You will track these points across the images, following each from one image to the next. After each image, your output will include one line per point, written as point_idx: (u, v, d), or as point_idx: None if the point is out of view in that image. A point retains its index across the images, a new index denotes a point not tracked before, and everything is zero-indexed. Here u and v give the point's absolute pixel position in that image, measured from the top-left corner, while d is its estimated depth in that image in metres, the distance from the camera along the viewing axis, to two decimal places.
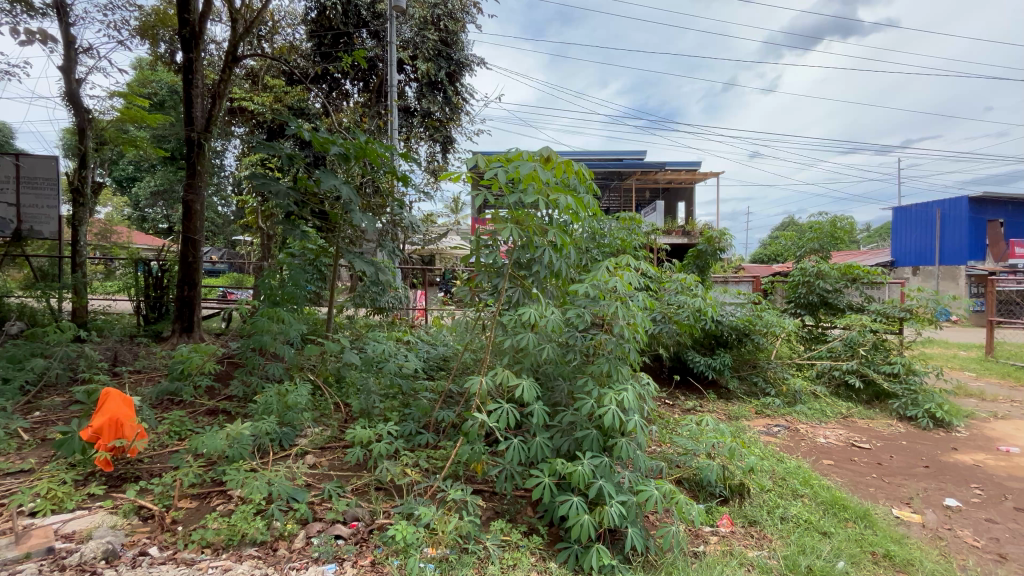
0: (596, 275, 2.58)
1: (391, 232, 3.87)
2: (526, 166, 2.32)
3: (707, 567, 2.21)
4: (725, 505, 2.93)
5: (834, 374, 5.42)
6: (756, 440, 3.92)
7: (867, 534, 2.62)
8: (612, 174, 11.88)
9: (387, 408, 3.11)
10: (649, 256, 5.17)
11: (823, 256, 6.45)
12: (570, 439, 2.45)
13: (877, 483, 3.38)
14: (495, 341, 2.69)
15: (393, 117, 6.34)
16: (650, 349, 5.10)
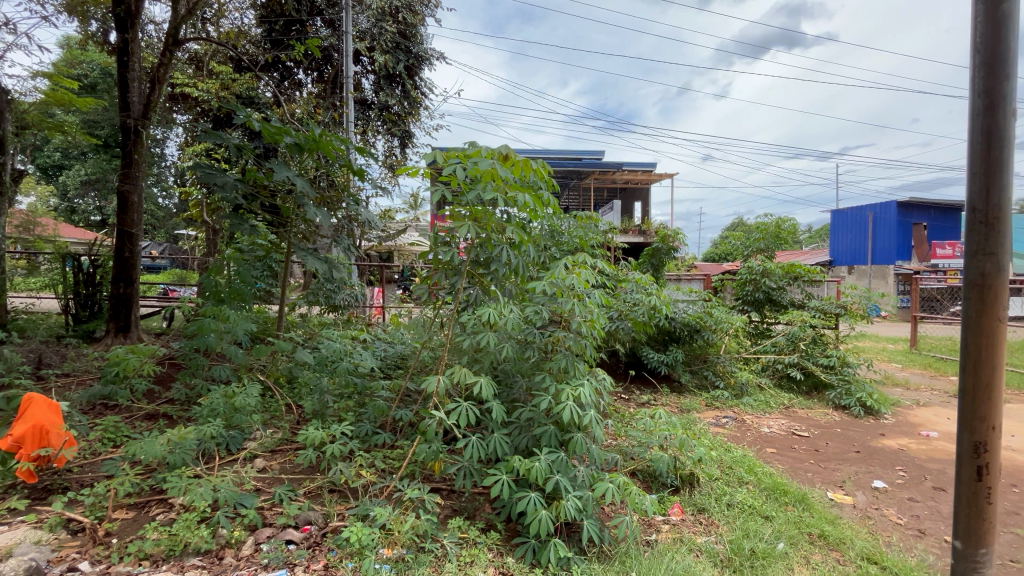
0: (555, 273, 2.61)
1: (347, 227, 3.76)
2: (484, 164, 2.31)
3: (659, 555, 2.29)
4: (676, 495, 3.04)
5: (777, 367, 5.73)
6: (706, 431, 4.09)
7: (805, 517, 2.79)
8: (571, 173, 12.03)
9: (342, 408, 3.04)
10: (606, 255, 5.29)
11: (768, 255, 6.80)
12: (528, 435, 2.48)
13: (814, 469, 3.60)
14: (453, 339, 2.68)
15: (349, 110, 6.17)
16: (607, 345, 5.22)
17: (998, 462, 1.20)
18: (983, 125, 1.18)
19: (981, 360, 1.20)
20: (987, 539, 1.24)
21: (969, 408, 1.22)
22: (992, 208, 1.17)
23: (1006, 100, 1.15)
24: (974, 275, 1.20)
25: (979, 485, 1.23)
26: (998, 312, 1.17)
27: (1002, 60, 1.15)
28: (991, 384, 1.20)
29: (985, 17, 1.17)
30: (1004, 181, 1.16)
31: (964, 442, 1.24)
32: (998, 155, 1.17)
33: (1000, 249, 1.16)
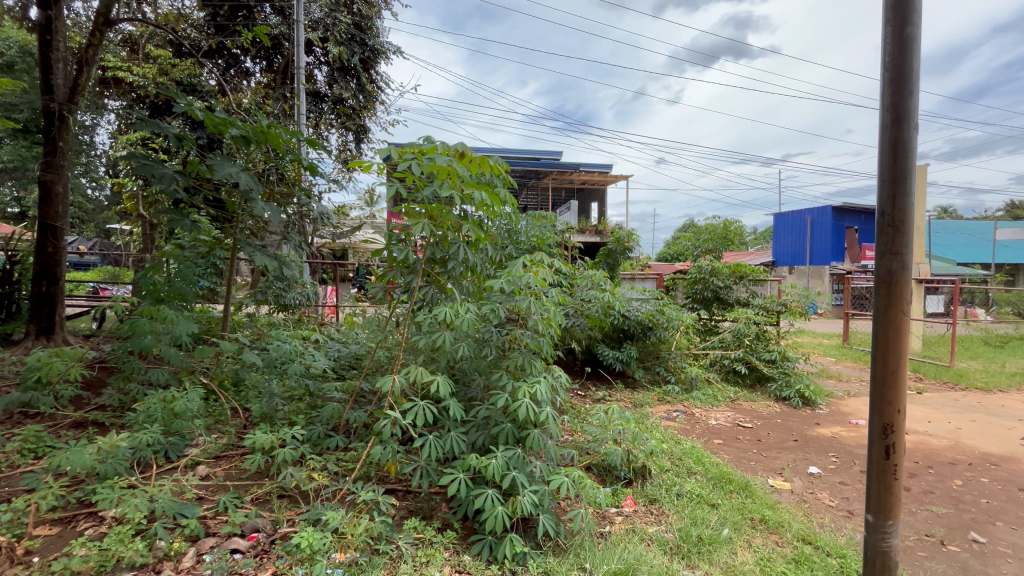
0: (512, 271, 2.63)
1: (297, 224, 3.62)
2: (440, 160, 2.28)
3: (612, 546, 2.36)
4: (628, 487, 3.14)
5: (724, 362, 6.01)
6: (658, 425, 4.23)
7: (748, 503, 2.95)
8: (529, 173, 12.12)
9: (292, 411, 2.93)
10: (563, 254, 5.37)
11: (716, 256, 7.12)
12: (485, 433, 2.48)
13: (757, 458, 3.81)
14: (409, 338, 2.65)
15: (300, 101, 5.95)
16: (564, 342, 5.31)
17: (902, 441, 1.32)
18: (891, 137, 1.29)
19: (889, 349, 1.31)
20: (895, 510, 1.36)
21: (878, 393, 1.34)
22: (899, 212, 1.28)
23: (910, 115, 1.27)
24: (883, 272, 1.32)
25: (887, 463, 1.35)
26: (902, 306, 1.28)
27: (906, 78, 1.26)
28: (896, 371, 1.32)
29: (892, 38, 1.28)
30: (907, 188, 1.27)
31: (875, 423, 1.36)
32: (904, 164, 1.28)
33: (904, 249, 1.28)
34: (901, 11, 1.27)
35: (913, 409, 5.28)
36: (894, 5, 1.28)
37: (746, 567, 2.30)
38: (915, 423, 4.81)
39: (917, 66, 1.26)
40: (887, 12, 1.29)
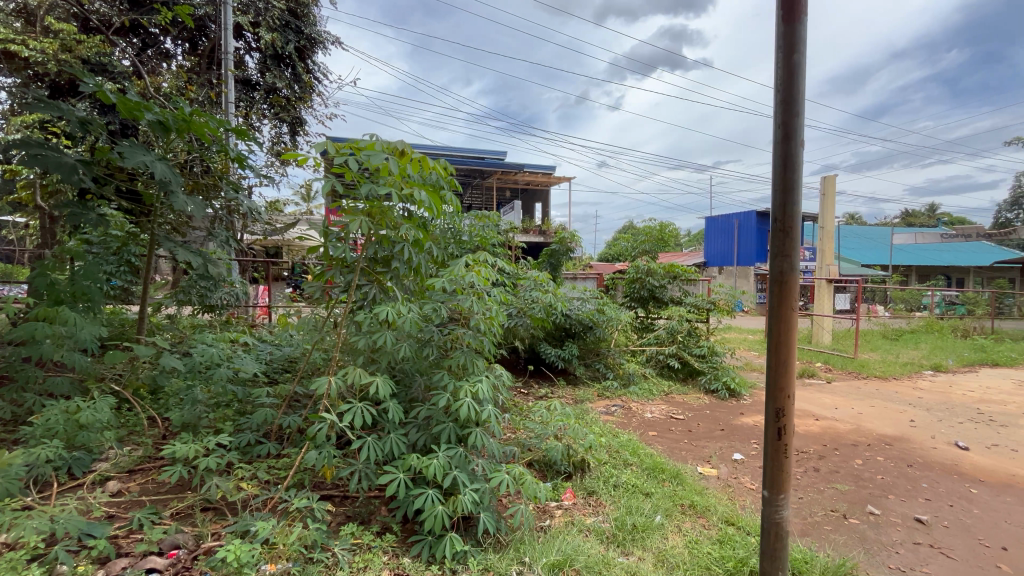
0: (454, 270, 2.62)
1: (224, 219, 3.40)
2: (378, 157, 2.22)
3: (552, 538, 2.42)
4: (568, 480, 3.24)
5: (659, 357, 6.32)
6: (597, 420, 4.38)
7: (679, 490, 3.13)
8: (473, 172, 12.09)
9: (218, 419, 2.75)
10: (506, 253, 5.41)
11: (652, 256, 7.45)
12: (426, 433, 2.47)
13: (688, 447, 4.04)
14: (347, 339, 2.57)
15: (229, 89, 5.59)
16: (507, 341, 5.36)
17: (792, 424, 1.47)
18: (782, 151, 1.42)
19: (780, 341, 1.45)
20: (786, 485, 1.52)
21: (772, 380, 1.48)
22: (788, 218, 1.42)
23: (797, 132, 1.40)
24: (775, 272, 1.45)
25: (779, 443, 1.50)
26: (790, 302, 1.42)
27: (793, 100, 1.39)
28: (786, 360, 1.46)
29: (782, 62, 1.40)
30: (795, 197, 1.41)
31: (770, 408, 1.50)
32: (792, 176, 1.41)
33: (792, 252, 1.42)
34: (790, 38, 1.39)
35: (823, 397, 5.81)
36: (784, 32, 1.39)
37: (676, 551, 2.43)
38: (824, 410, 5.29)
39: (802, 89, 1.39)
40: (778, 37, 1.41)
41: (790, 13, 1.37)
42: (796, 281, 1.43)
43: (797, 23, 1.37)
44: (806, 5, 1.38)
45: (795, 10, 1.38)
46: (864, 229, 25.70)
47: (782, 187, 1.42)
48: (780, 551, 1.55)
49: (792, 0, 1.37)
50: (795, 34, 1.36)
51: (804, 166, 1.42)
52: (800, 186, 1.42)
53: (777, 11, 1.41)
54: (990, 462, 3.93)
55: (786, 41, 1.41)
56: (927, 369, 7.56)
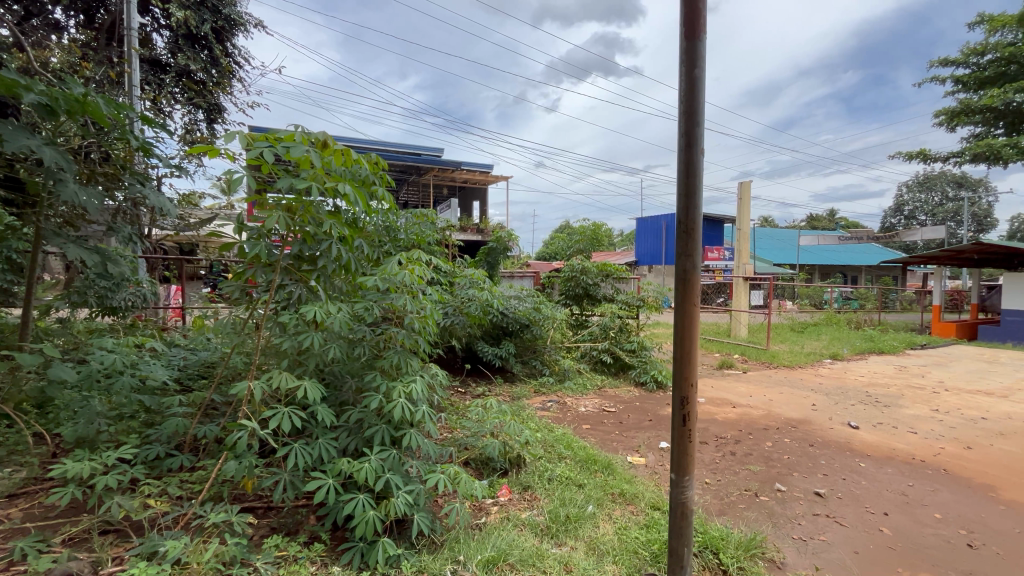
0: (387, 269, 2.55)
1: (128, 212, 3.09)
2: (298, 149, 2.11)
3: (487, 535, 2.44)
4: (504, 477, 3.27)
5: (592, 353, 6.55)
6: (533, 416, 4.46)
7: (610, 480, 3.27)
8: (409, 168, 11.81)
9: (121, 431, 2.50)
10: (442, 251, 5.34)
11: (586, 255, 7.70)
12: (358, 436, 2.39)
13: (619, 439, 4.22)
14: (271, 342, 2.43)
15: (133, 68, 5.08)
16: (444, 340, 5.30)
17: (694, 411, 1.58)
18: (685, 157, 1.51)
19: (683, 335, 1.55)
20: (690, 466, 1.63)
21: (678, 371, 1.58)
22: (690, 221, 1.52)
23: (698, 141, 1.50)
24: (679, 270, 1.55)
25: (684, 428, 1.60)
26: (691, 299, 1.53)
27: (694, 111, 1.48)
28: (689, 352, 1.57)
29: (684, 76, 1.49)
30: (696, 202, 1.51)
31: (676, 396, 1.60)
32: (693, 182, 1.51)
33: (694, 252, 1.52)
34: (692, 54, 1.47)
35: (739, 386, 6.29)
36: (686, 47, 1.48)
37: (606, 538, 2.53)
38: (740, 397, 5.73)
39: (703, 101, 1.48)
40: (681, 51, 1.49)
41: (691, 30, 1.46)
42: (698, 279, 1.54)
43: (697, 40, 1.45)
44: (705, 23, 1.47)
45: (696, 27, 1.46)
46: (775, 231, 28.06)
47: (684, 192, 1.51)
48: (686, 528, 1.67)
49: (693, 18, 1.45)
50: (696, 50, 1.45)
51: (704, 173, 1.52)
52: (700, 190, 1.52)
53: (681, 27, 1.49)
54: (876, 439, 4.45)
55: (689, 55, 1.50)
56: (827, 358, 8.40)
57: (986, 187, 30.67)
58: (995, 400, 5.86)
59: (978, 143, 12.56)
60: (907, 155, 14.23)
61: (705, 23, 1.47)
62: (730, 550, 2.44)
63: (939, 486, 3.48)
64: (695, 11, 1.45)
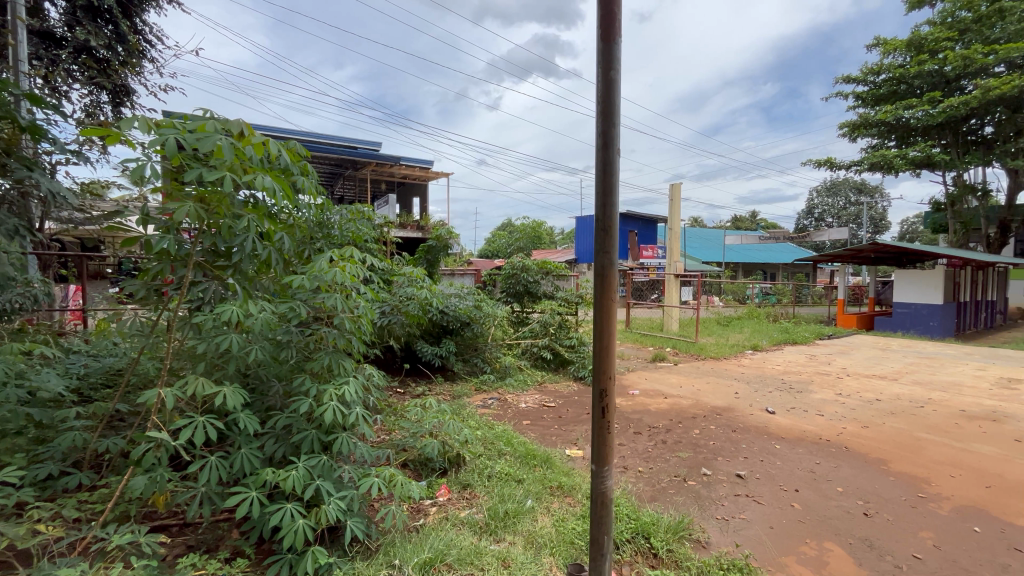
0: (316, 266, 2.43)
1: (12, 203, 2.73)
2: (212, 137, 1.96)
3: (425, 536, 2.41)
4: (443, 476, 3.24)
5: (533, 349, 6.68)
6: (474, 414, 4.46)
7: (548, 473, 3.32)
8: (345, 162, 11.36)
9: (4, 451, 2.20)
10: (379, 248, 5.18)
11: (527, 253, 7.78)
12: (286, 443, 2.27)
13: (558, 433, 4.31)
14: (185, 345, 2.24)
15: (18, 39, 4.47)
16: (381, 340, 5.16)
17: (613, 403, 1.62)
18: (602, 157, 1.54)
19: (601, 329, 1.59)
20: (610, 456, 1.68)
21: (597, 364, 1.62)
22: (607, 219, 1.55)
23: (615, 142, 1.53)
24: (598, 266, 1.59)
25: (603, 420, 1.65)
26: (609, 295, 1.57)
27: (611, 112, 1.52)
28: (608, 347, 1.61)
29: (600, 77, 1.52)
30: (613, 200, 1.54)
31: (596, 389, 1.64)
32: (610, 181, 1.54)
33: (610, 248, 1.56)
34: (607, 56, 1.50)
35: (670, 378, 6.63)
36: (602, 49, 1.50)
37: (543, 531, 2.57)
38: (672, 388, 6.05)
39: (619, 103, 1.52)
40: (598, 53, 1.51)
41: (607, 33, 1.49)
42: (616, 274, 1.58)
43: (613, 43, 1.48)
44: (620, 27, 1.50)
45: (612, 31, 1.49)
46: (704, 231, 29.79)
47: (602, 190, 1.54)
48: (605, 516, 1.71)
49: (609, 21, 1.48)
50: (611, 53, 1.48)
51: (620, 172, 1.55)
52: (616, 190, 1.56)
53: (598, 29, 1.52)
54: (789, 422, 4.85)
55: (605, 57, 1.53)
56: (748, 349, 9.05)
57: (882, 194, 34.28)
58: (888, 383, 6.57)
59: (874, 154, 14.04)
60: (816, 162, 15.62)
61: (620, 27, 1.51)
62: (660, 534, 2.57)
63: (841, 463, 3.85)
64: (611, 14, 1.48)
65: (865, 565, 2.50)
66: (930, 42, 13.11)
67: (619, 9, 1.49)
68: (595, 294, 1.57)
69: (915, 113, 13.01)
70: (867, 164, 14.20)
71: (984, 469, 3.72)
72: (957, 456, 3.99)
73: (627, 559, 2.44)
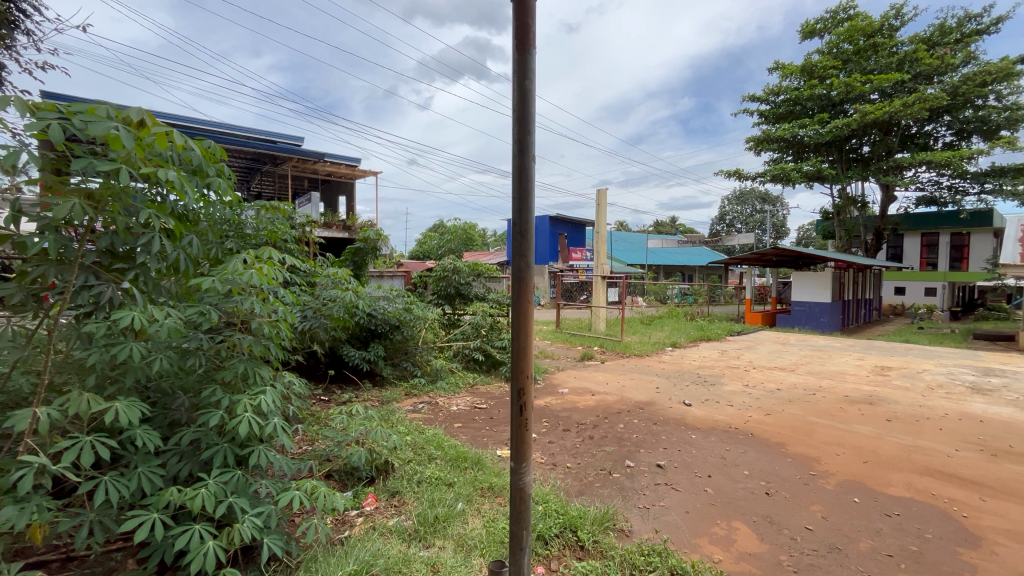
0: (228, 269, 2.26)
1: None
2: (104, 125, 1.77)
3: (350, 548, 2.32)
4: (371, 485, 3.14)
5: (465, 351, 6.56)
6: (403, 419, 4.35)
7: (479, 475, 3.34)
8: (263, 156, 10.63)
9: None
10: (300, 249, 4.90)
11: (458, 255, 7.74)
12: (194, 460, 2.08)
13: (489, 434, 4.32)
14: (71, 357, 1.99)
15: None
16: (303, 346, 4.89)
17: (531, 401, 1.66)
18: (518, 163, 1.56)
19: (519, 329, 1.62)
20: (528, 453, 1.70)
21: (514, 363, 1.65)
22: (524, 222, 1.57)
23: (530, 149, 1.55)
24: (515, 270, 1.61)
25: (521, 418, 1.67)
26: (526, 298, 1.59)
27: (526, 119, 1.54)
28: (524, 347, 1.63)
29: (516, 86, 1.54)
30: (529, 205, 1.57)
31: (513, 388, 1.67)
32: (526, 187, 1.56)
33: (527, 252, 1.59)
34: (523, 66, 1.52)
35: (597, 376, 6.88)
36: (518, 59, 1.53)
37: (474, 533, 2.58)
38: (599, 386, 6.30)
39: (534, 112, 1.54)
40: (514, 62, 1.54)
41: (522, 43, 1.51)
42: (532, 277, 1.60)
43: (528, 53, 1.51)
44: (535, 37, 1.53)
45: (526, 41, 1.52)
46: (629, 234, 31.28)
47: (518, 194, 1.56)
48: (524, 512, 1.71)
49: (524, 31, 1.51)
50: (526, 62, 1.51)
51: (535, 178, 1.58)
52: (533, 196, 1.59)
53: (513, 39, 1.54)
54: (703, 413, 5.23)
55: (520, 66, 1.55)
56: (668, 346, 9.63)
57: (782, 203, 37.94)
58: (786, 373, 7.30)
59: (775, 167, 15.50)
60: (727, 173, 16.98)
61: (534, 37, 1.53)
62: (587, 527, 2.67)
63: (747, 448, 4.21)
64: (525, 24, 1.51)
65: (766, 540, 2.75)
66: (820, 69, 14.69)
67: (533, 19, 1.52)
68: (513, 297, 1.59)
69: (808, 132, 14.54)
70: (769, 175, 15.65)
71: (862, 447, 4.24)
72: (841, 437, 4.50)
73: (555, 553, 2.50)
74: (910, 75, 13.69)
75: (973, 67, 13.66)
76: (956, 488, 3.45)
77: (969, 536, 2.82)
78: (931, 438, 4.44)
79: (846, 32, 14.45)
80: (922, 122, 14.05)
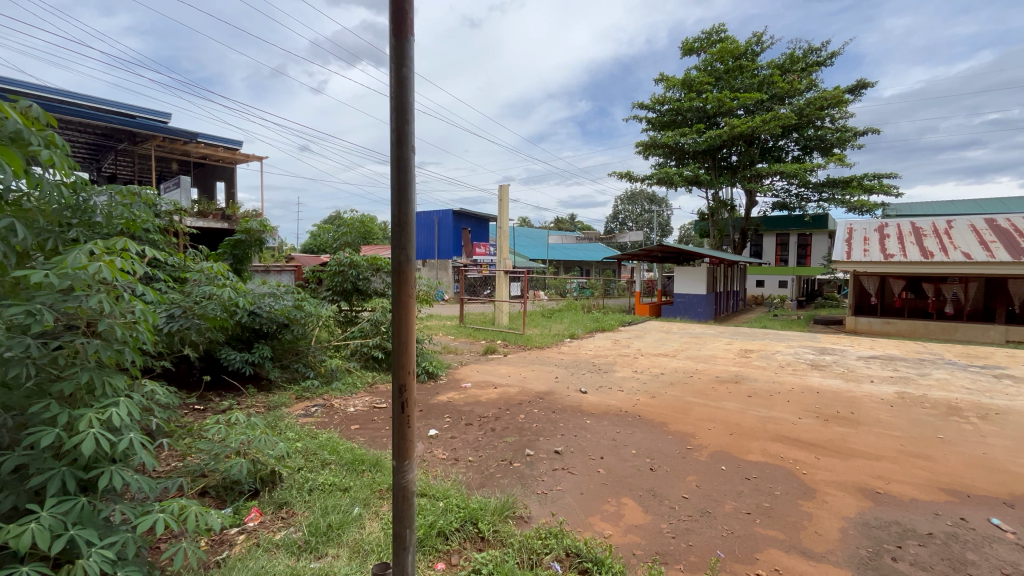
0: (66, 261, 1.92)
1: None
2: None
3: (227, 570, 2.11)
4: (254, 498, 2.88)
5: (363, 349, 6.33)
6: (293, 424, 4.06)
7: (377, 477, 3.22)
8: (117, 131, 9.15)
9: None
10: (166, 240, 4.32)
11: (355, 249, 7.36)
12: (22, 490, 1.74)
13: (388, 434, 4.21)
14: None
15: None
16: (172, 350, 4.31)
17: (413, 398, 1.63)
18: (397, 153, 1.52)
19: (399, 324, 1.57)
20: (410, 451, 1.67)
21: (396, 360, 1.60)
22: (403, 216, 1.54)
23: (409, 139, 1.51)
24: (395, 263, 1.57)
25: (402, 415, 1.63)
26: (406, 291, 1.56)
27: (405, 108, 1.50)
28: (406, 342, 1.59)
29: (394, 73, 1.49)
30: (409, 198, 1.54)
31: (395, 385, 1.62)
32: (405, 179, 1.52)
33: (406, 245, 1.55)
34: (400, 53, 1.48)
35: (500, 369, 6.99)
36: (395, 46, 1.48)
37: (371, 537, 2.49)
38: (501, 378, 6.43)
39: (413, 101, 1.51)
40: (391, 49, 1.49)
41: (399, 29, 1.47)
42: (413, 271, 1.58)
43: (405, 40, 1.47)
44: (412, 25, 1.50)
45: (403, 28, 1.48)
46: (531, 231, 32.14)
47: (397, 187, 1.52)
48: (407, 510, 1.68)
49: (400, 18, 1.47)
50: (403, 50, 1.47)
51: (415, 171, 1.55)
52: (413, 188, 1.56)
53: (391, 25, 1.50)
54: (597, 399, 5.58)
55: (398, 53, 1.51)
56: (567, 338, 10.10)
57: (667, 205, 41.57)
58: (669, 359, 8.04)
59: (660, 171, 16.94)
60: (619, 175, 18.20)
61: (412, 25, 1.51)
62: (487, 518, 2.71)
63: (635, 429, 4.57)
64: (402, 12, 1.48)
65: (650, 511, 3.02)
66: (697, 83, 16.29)
67: (410, 8, 1.49)
68: (393, 291, 1.55)
69: (687, 140, 16.08)
70: (656, 178, 17.06)
71: (728, 421, 4.82)
72: (712, 413, 5.08)
73: (456, 547, 2.51)
74: (767, 95, 15.76)
75: (814, 92, 16.08)
76: (799, 450, 4.08)
77: (806, 489, 3.35)
78: (782, 410, 5.19)
79: (718, 53, 16.17)
80: (776, 137, 16.26)
